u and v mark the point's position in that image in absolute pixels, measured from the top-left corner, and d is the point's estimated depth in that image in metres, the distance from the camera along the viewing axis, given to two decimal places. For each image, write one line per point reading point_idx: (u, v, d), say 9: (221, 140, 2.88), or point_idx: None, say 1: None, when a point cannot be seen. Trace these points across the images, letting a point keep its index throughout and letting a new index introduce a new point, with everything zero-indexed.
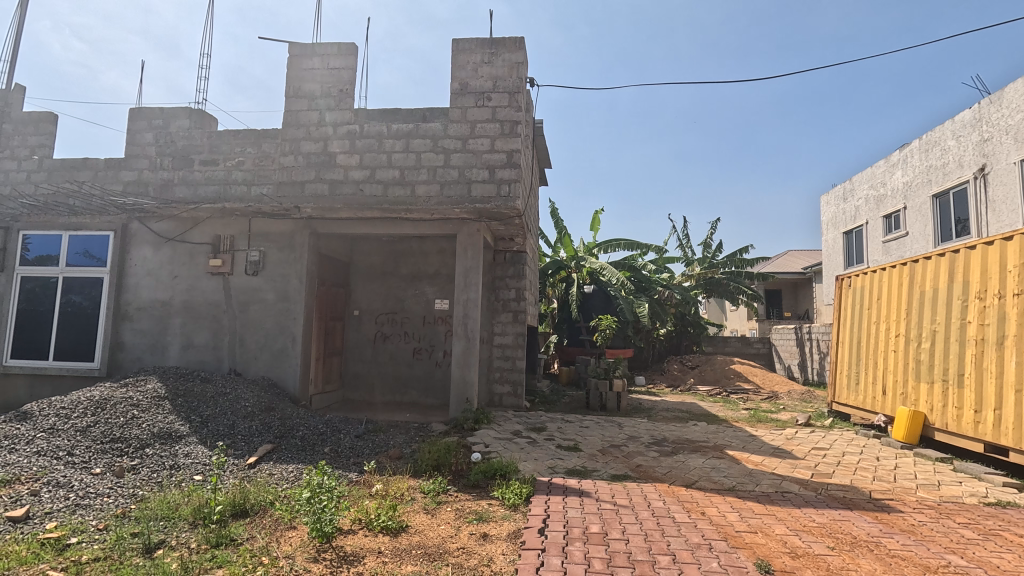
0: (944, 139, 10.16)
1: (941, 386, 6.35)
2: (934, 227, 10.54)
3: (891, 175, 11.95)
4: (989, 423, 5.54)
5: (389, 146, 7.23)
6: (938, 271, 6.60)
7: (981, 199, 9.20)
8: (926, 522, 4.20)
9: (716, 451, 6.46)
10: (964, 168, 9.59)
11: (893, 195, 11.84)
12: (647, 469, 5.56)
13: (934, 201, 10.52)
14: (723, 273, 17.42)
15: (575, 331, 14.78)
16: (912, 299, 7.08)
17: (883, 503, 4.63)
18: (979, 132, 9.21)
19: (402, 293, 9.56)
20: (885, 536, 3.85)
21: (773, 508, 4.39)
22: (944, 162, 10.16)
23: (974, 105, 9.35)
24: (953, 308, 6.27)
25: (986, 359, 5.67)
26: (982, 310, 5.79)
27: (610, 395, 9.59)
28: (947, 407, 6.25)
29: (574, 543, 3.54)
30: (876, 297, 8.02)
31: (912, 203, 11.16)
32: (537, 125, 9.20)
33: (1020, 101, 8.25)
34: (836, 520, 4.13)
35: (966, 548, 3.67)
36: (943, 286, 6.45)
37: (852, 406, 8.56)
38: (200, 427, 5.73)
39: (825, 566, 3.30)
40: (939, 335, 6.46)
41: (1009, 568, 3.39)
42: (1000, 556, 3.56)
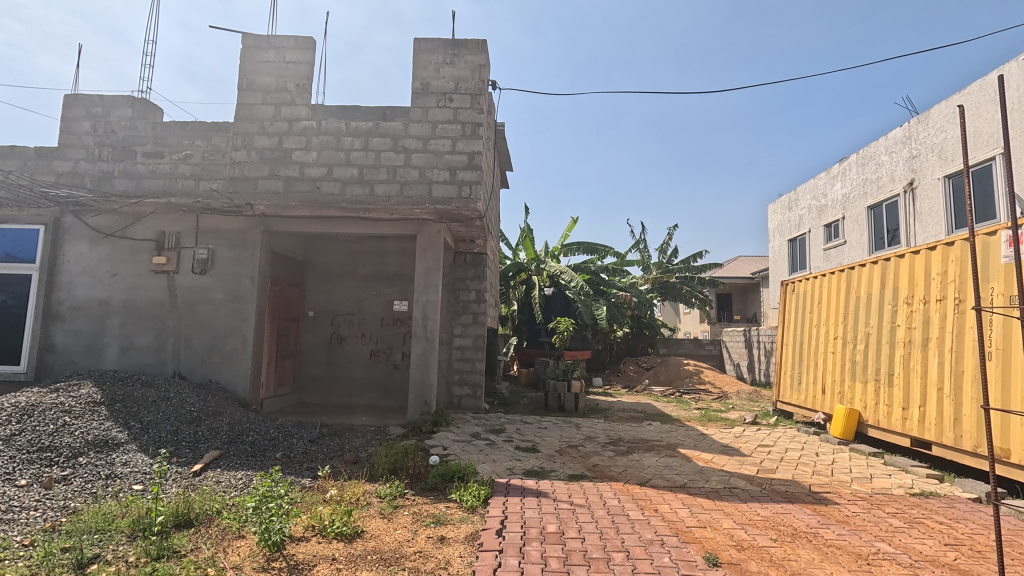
0: (878, 154, 10.87)
1: (874, 385, 6.80)
2: (869, 236, 11.24)
3: (831, 187, 12.69)
4: (915, 419, 5.98)
5: (347, 144, 7.09)
6: (871, 277, 7.07)
7: (909, 211, 9.90)
8: (859, 512, 4.49)
9: (670, 450, 6.65)
10: (895, 182, 10.28)
11: (833, 205, 12.56)
12: (603, 468, 5.68)
13: (870, 211, 11.23)
14: (678, 277, 17.93)
15: (534, 333, 14.97)
16: (849, 304, 7.54)
17: (821, 496, 4.92)
18: (908, 148, 9.91)
19: (360, 293, 9.37)
20: (822, 526, 4.08)
21: (721, 503, 4.57)
22: (878, 176, 10.86)
23: (905, 123, 10.04)
24: (885, 313, 6.70)
25: (912, 360, 6.11)
26: (911, 314, 6.21)
27: (568, 396, 9.72)
28: (878, 404, 6.71)
29: (531, 543, 3.58)
30: (817, 301, 8.49)
31: (850, 213, 11.88)
32: (499, 128, 9.25)
33: (945, 122, 8.95)
34: (779, 513, 4.35)
35: (894, 535, 3.96)
36: (876, 291, 6.92)
37: (795, 404, 9.03)
38: (140, 434, 5.43)
39: (769, 557, 3.47)
40: (873, 337, 6.89)
41: (930, 552, 3.67)
42: (923, 542, 3.85)
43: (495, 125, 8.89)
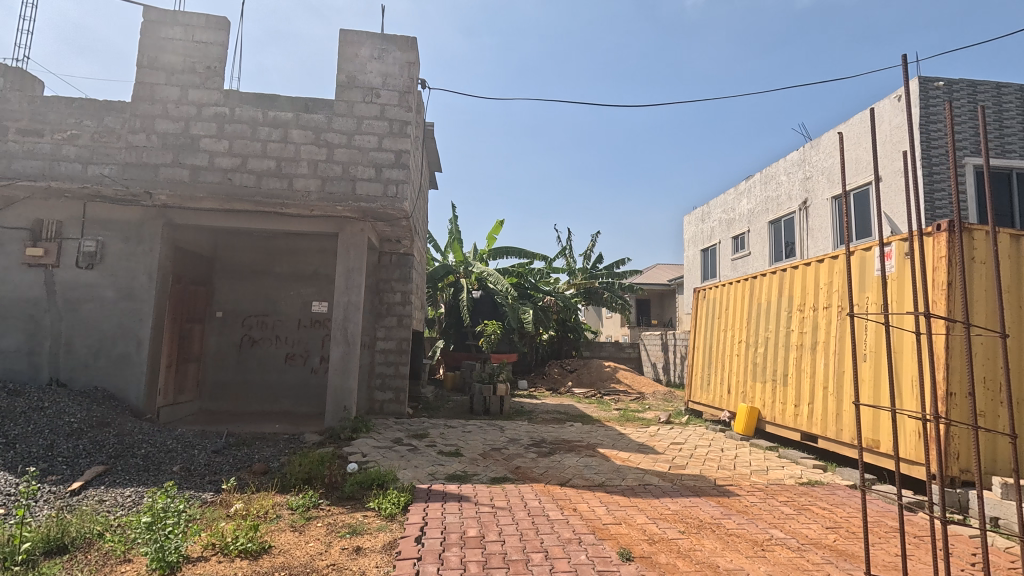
0: (778, 174, 11.93)
1: (771, 384, 7.44)
2: (770, 248, 12.30)
3: (738, 202, 13.75)
4: (805, 415, 6.61)
5: (264, 134, 6.67)
6: (771, 286, 7.73)
7: (803, 227, 10.96)
8: (756, 502, 4.88)
9: (589, 450, 6.86)
10: (792, 200, 11.33)
11: (740, 219, 13.62)
12: (525, 470, 5.73)
13: (771, 226, 12.30)
14: (601, 282, 18.59)
15: (462, 336, 15.03)
16: (752, 310, 8.19)
17: (724, 488, 5.29)
18: (803, 170, 10.97)
19: (275, 293, 8.83)
20: (724, 517, 4.38)
21: (635, 499, 4.78)
22: (778, 194, 11.92)
23: (801, 148, 11.10)
24: (782, 319, 7.35)
25: (803, 362, 6.74)
26: (803, 320, 6.86)
27: (493, 399, 9.74)
28: (775, 402, 7.35)
29: (451, 548, 3.53)
30: (725, 308, 9.14)
31: (754, 227, 12.93)
32: (428, 128, 9.12)
33: (833, 148, 9.99)
34: (687, 506, 4.62)
35: (785, 522, 4.33)
36: (774, 299, 7.58)
37: (704, 403, 9.66)
38: (3, 450, 4.74)
39: (677, 548, 3.67)
40: (772, 341, 7.52)
41: (814, 535, 4.06)
42: (809, 526, 4.25)
43: (424, 125, 8.75)
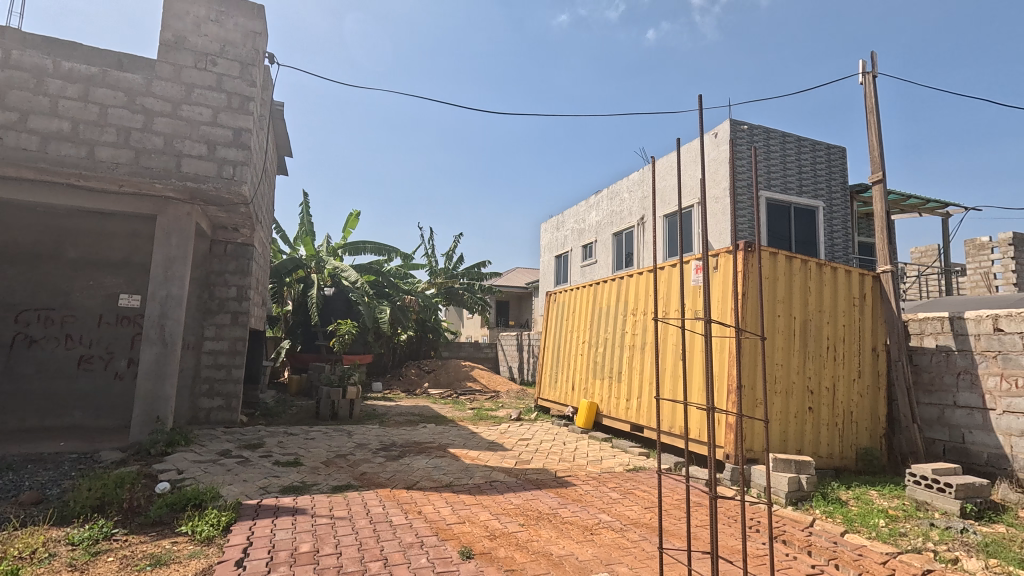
0: (622, 192, 13.22)
1: (608, 381, 8.21)
2: (613, 257, 13.58)
3: (588, 214, 14.93)
4: (634, 408, 7.43)
5: (53, 89, 5.45)
6: (610, 293, 8.52)
7: (640, 241, 12.31)
8: (589, 490, 5.31)
9: (440, 451, 6.84)
10: (632, 216, 12.66)
11: (589, 230, 14.81)
12: (371, 476, 5.51)
13: (614, 237, 13.58)
14: (462, 283, 18.75)
15: (310, 336, 13.91)
16: (595, 313, 8.95)
17: (563, 479, 5.67)
18: (642, 190, 12.32)
19: (67, 283, 7.28)
20: (561, 506, 4.69)
21: (481, 497, 4.88)
22: (621, 209, 13.21)
23: (641, 169, 12.44)
24: (619, 322, 8.14)
25: (635, 361, 7.55)
26: (636, 323, 7.68)
27: (342, 403, 9.22)
28: (610, 398, 8.12)
29: (278, 569, 3.22)
30: (572, 311, 9.85)
31: (600, 238, 14.14)
32: (276, 107, 8.32)
33: (666, 173, 11.37)
34: (528, 500, 4.85)
35: (612, 506, 4.79)
36: (614, 304, 8.35)
37: (551, 400, 10.30)
38: None
39: (515, 541, 3.81)
40: (610, 342, 8.29)
41: (635, 516, 4.54)
42: (631, 508, 4.75)
43: (270, 103, 7.96)
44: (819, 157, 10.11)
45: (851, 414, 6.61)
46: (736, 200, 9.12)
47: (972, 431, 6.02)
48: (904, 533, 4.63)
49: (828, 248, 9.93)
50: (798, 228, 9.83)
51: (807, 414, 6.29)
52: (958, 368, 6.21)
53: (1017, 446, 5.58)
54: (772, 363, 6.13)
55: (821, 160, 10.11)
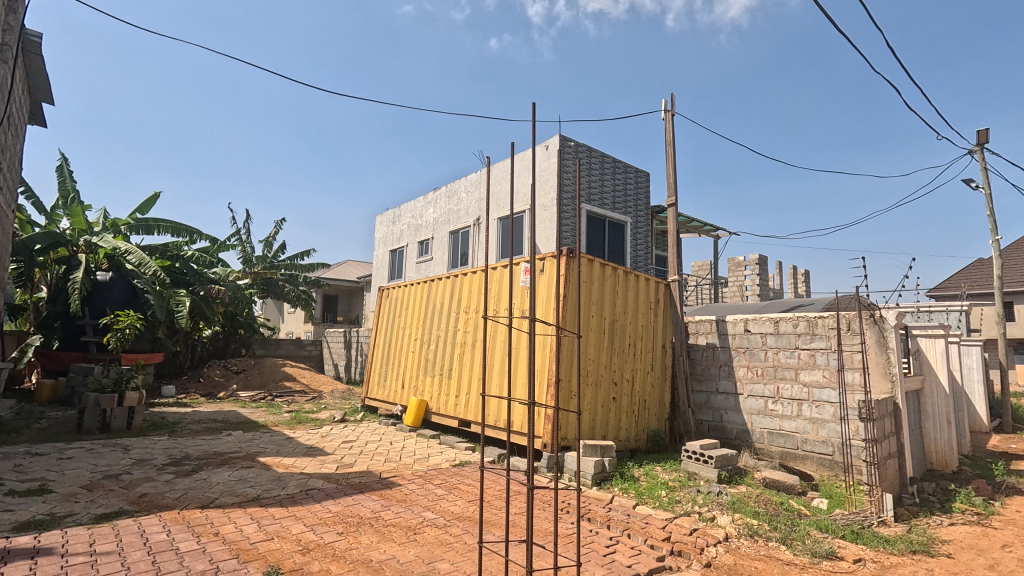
0: (460, 191, 13.39)
1: (438, 378, 8.24)
2: (448, 256, 13.66)
3: (425, 210, 14.81)
4: (463, 404, 7.58)
5: None
6: (444, 290, 8.54)
7: (475, 241, 12.63)
8: (414, 489, 5.24)
9: (247, 460, 6.08)
10: (469, 216, 12.93)
11: (425, 226, 14.69)
12: (154, 497, 4.62)
13: (450, 236, 13.68)
14: (283, 274, 17.03)
15: (74, 331, 11.19)
16: (428, 310, 8.90)
17: (388, 481, 5.50)
18: (479, 191, 12.66)
19: None
20: (384, 509, 4.53)
21: (294, 508, 4.45)
22: (458, 209, 13.37)
23: (479, 171, 12.75)
24: (451, 319, 8.21)
25: (465, 357, 7.70)
26: (468, 321, 7.83)
27: (117, 412, 7.62)
28: (440, 394, 8.17)
29: None
30: (405, 307, 9.65)
31: (437, 235, 14.13)
32: (30, 37, 6.50)
33: (501, 177, 11.81)
34: (349, 505, 4.59)
35: (436, 503, 4.79)
36: (447, 301, 8.39)
37: (379, 399, 9.96)
38: None
39: (332, 552, 3.56)
40: (442, 339, 8.32)
41: (458, 510, 4.62)
42: (455, 503, 4.82)
43: (22, 31, 6.19)
44: (629, 178, 11.57)
45: (644, 402, 7.68)
46: (561, 210, 9.93)
47: (727, 412, 7.45)
48: (679, 500, 5.55)
49: (633, 258, 11.43)
50: (611, 239, 11.11)
51: (611, 403, 7.13)
52: (720, 362, 7.61)
53: (755, 422, 7.10)
54: (585, 359, 6.81)
55: (630, 181, 11.59)
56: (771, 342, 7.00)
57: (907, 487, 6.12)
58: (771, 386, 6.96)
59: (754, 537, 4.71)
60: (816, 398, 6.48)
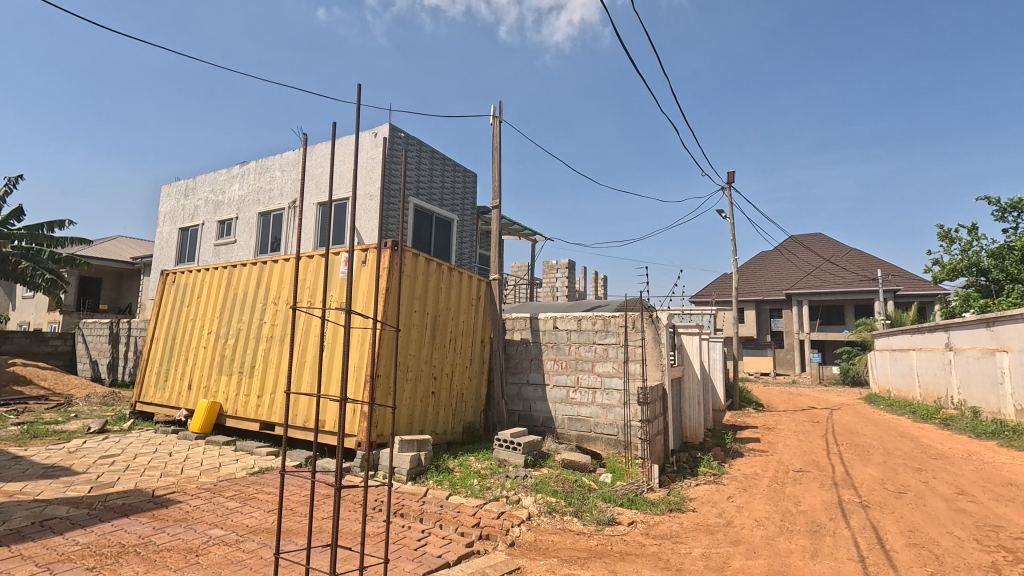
0: (273, 169, 12.03)
1: (237, 377, 7.30)
2: (255, 240, 12.15)
3: (228, 186, 12.95)
4: (266, 405, 6.83)
5: None
6: (249, 278, 7.58)
7: (289, 225, 11.48)
8: (199, 504, 4.55)
9: None
10: (283, 197, 11.70)
11: (228, 204, 12.86)
12: None
13: (259, 217, 12.18)
14: (16, 248, 13.27)
15: None
16: (226, 300, 7.80)
17: (163, 498, 4.68)
18: (296, 171, 11.54)
19: None
20: (156, 532, 3.84)
21: (20, 546, 3.48)
22: (270, 188, 12.01)
23: (297, 150, 11.61)
24: (255, 311, 7.32)
25: (271, 353, 6.94)
26: (276, 313, 7.07)
27: None
28: (238, 395, 7.25)
29: None
30: (196, 296, 8.31)
31: (242, 215, 12.48)
32: None
33: (322, 158, 10.89)
34: (106, 533, 3.77)
35: (227, 518, 4.24)
36: (252, 290, 7.46)
37: (156, 403, 8.42)
38: None
39: None
40: (243, 332, 7.37)
41: (254, 523, 4.16)
42: (250, 516, 4.32)
43: None
44: (457, 177, 11.78)
45: (462, 395, 7.91)
46: (388, 201, 9.62)
47: (535, 402, 8.09)
48: (489, 486, 5.86)
49: (457, 255, 11.68)
50: (437, 235, 11.17)
51: (429, 398, 7.18)
52: (531, 356, 8.23)
53: (558, 410, 7.86)
54: (405, 354, 6.73)
55: (458, 180, 11.82)
56: (574, 337, 7.83)
57: (669, 458, 7.44)
58: (572, 377, 7.79)
59: (552, 513, 5.21)
60: (607, 386, 7.46)
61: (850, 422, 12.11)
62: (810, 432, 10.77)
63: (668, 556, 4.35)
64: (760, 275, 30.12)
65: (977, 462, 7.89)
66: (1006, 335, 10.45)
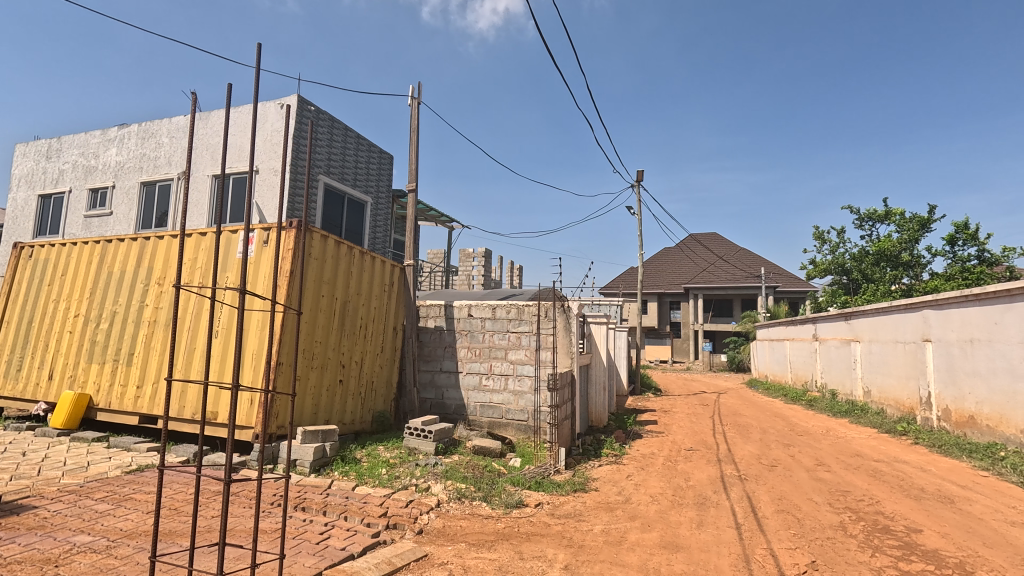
0: (159, 134, 10.76)
1: (111, 365, 6.50)
2: (136, 212, 10.82)
3: (104, 150, 11.40)
4: (147, 397, 6.15)
5: None
6: (127, 254, 6.73)
7: (178, 197, 10.34)
8: (60, 509, 4.01)
9: None
10: (171, 167, 10.50)
11: (103, 170, 11.32)
12: None
13: (141, 187, 10.84)
14: None
15: None
16: (99, 278, 6.88)
17: (14, 504, 4.06)
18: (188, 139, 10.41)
19: None
20: (3, 543, 3.33)
21: None
22: (155, 156, 10.73)
23: (190, 115, 10.45)
24: (135, 292, 6.54)
25: (153, 339, 6.24)
26: (160, 295, 6.36)
27: None
28: (112, 386, 6.46)
29: None
30: (61, 272, 7.25)
31: (120, 184, 11.05)
32: None
33: (219, 127, 9.87)
34: None
35: (95, 522, 3.78)
36: (130, 269, 6.64)
37: (7, 396, 7.28)
38: None
39: None
40: (120, 316, 6.57)
41: (130, 526, 3.75)
42: (125, 518, 3.89)
43: None
44: (372, 158, 11.30)
45: (372, 383, 7.68)
46: (294, 178, 9.00)
47: (448, 390, 8.04)
48: (397, 476, 5.75)
49: (371, 239, 11.26)
50: (348, 217, 10.67)
51: (336, 386, 6.87)
52: (445, 343, 8.15)
53: (471, 397, 7.88)
54: (310, 340, 6.38)
55: (373, 161, 11.34)
56: (488, 325, 7.87)
57: (575, 441, 7.77)
58: (485, 364, 7.84)
59: (461, 499, 5.24)
60: (519, 373, 7.61)
61: (734, 405, 13.41)
62: (700, 414, 11.77)
63: (571, 534, 4.55)
64: (663, 269, 32.17)
65: (832, 437, 9.09)
66: (860, 327, 12.08)
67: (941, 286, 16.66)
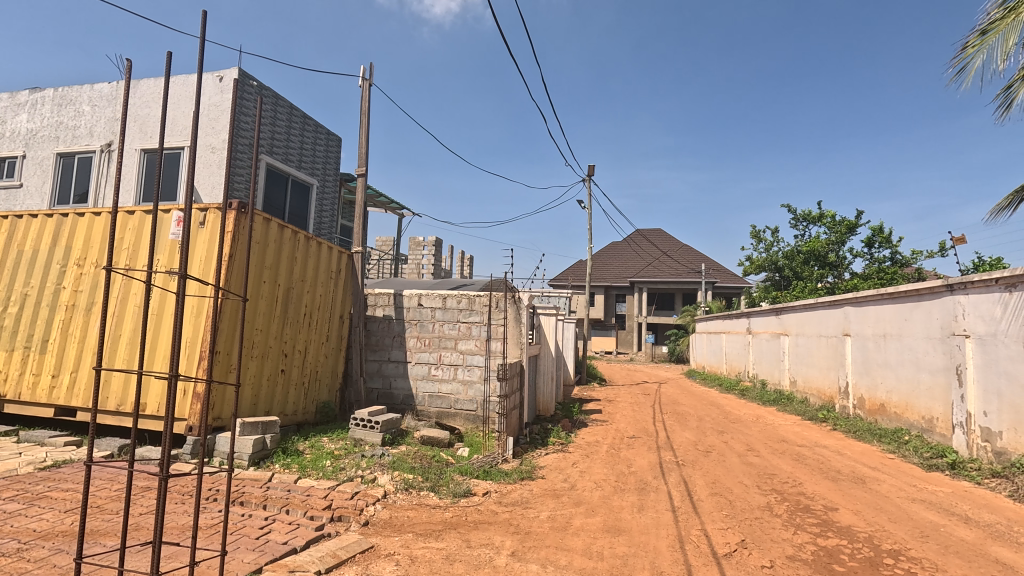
0: (79, 101, 9.85)
1: (21, 353, 5.94)
2: (50, 185, 9.88)
3: (13, 115, 10.29)
4: (64, 387, 5.69)
5: None
6: (41, 231, 6.14)
7: (101, 171, 9.54)
8: None
9: None
10: (92, 138, 9.65)
11: (11, 137, 10.23)
12: None
13: (57, 158, 9.90)
14: None
15: None
16: (8, 257, 6.25)
17: None
18: (113, 108, 9.59)
19: None
20: None
21: None
22: (75, 125, 9.82)
23: (114, 82, 9.63)
24: (50, 274, 5.99)
25: (72, 325, 5.77)
26: (80, 277, 5.86)
27: None
28: (22, 375, 5.91)
29: None
30: None
31: (32, 154, 10.04)
32: None
33: (149, 98, 9.15)
34: None
35: (5, 523, 3.48)
36: (45, 248, 6.07)
37: None
38: None
39: None
40: (33, 298, 6.00)
41: (46, 527, 3.48)
42: (40, 518, 3.59)
43: None
44: (318, 139, 10.83)
45: (316, 372, 7.45)
46: (234, 156, 8.51)
47: (396, 379, 7.92)
48: (342, 467, 5.62)
49: (315, 224, 10.85)
50: (292, 200, 10.21)
51: (278, 375, 6.62)
52: (394, 333, 8.00)
53: (419, 387, 7.81)
54: (251, 328, 6.09)
55: (320, 142, 10.88)
56: (439, 315, 7.80)
57: (523, 430, 7.88)
58: (434, 355, 7.79)
59: (408, 489, 5.20)
60: (469, 363, 7.61)
61: (674, 394, 14.02)
62: (642, 403, 12.21)
63: (518, 521, 4.64)
64: (610, 263, 33.00)
65: (762, 424, 9.71)
66: (789, 322, 12.87)
67: (860, 285, 18.09)
